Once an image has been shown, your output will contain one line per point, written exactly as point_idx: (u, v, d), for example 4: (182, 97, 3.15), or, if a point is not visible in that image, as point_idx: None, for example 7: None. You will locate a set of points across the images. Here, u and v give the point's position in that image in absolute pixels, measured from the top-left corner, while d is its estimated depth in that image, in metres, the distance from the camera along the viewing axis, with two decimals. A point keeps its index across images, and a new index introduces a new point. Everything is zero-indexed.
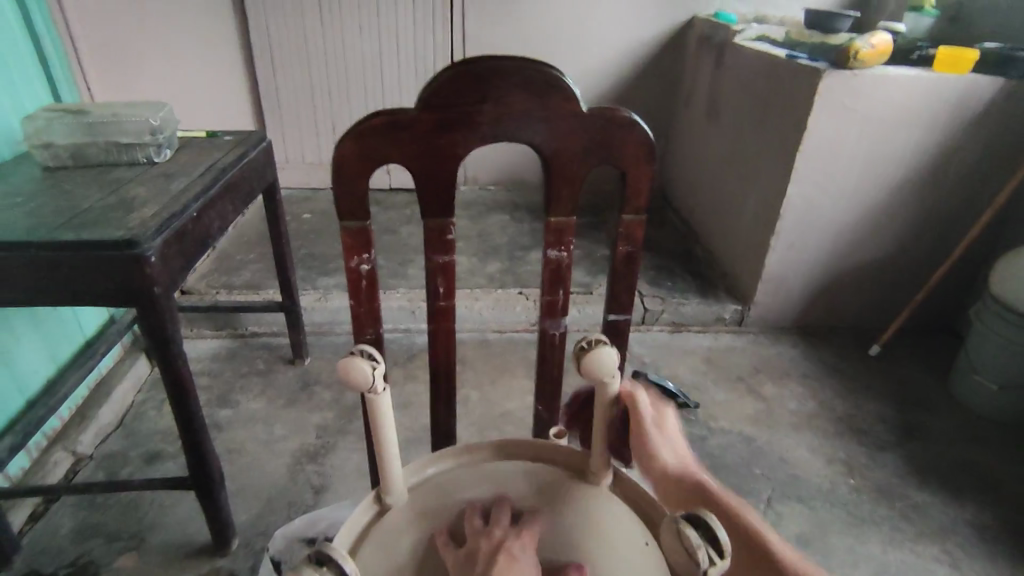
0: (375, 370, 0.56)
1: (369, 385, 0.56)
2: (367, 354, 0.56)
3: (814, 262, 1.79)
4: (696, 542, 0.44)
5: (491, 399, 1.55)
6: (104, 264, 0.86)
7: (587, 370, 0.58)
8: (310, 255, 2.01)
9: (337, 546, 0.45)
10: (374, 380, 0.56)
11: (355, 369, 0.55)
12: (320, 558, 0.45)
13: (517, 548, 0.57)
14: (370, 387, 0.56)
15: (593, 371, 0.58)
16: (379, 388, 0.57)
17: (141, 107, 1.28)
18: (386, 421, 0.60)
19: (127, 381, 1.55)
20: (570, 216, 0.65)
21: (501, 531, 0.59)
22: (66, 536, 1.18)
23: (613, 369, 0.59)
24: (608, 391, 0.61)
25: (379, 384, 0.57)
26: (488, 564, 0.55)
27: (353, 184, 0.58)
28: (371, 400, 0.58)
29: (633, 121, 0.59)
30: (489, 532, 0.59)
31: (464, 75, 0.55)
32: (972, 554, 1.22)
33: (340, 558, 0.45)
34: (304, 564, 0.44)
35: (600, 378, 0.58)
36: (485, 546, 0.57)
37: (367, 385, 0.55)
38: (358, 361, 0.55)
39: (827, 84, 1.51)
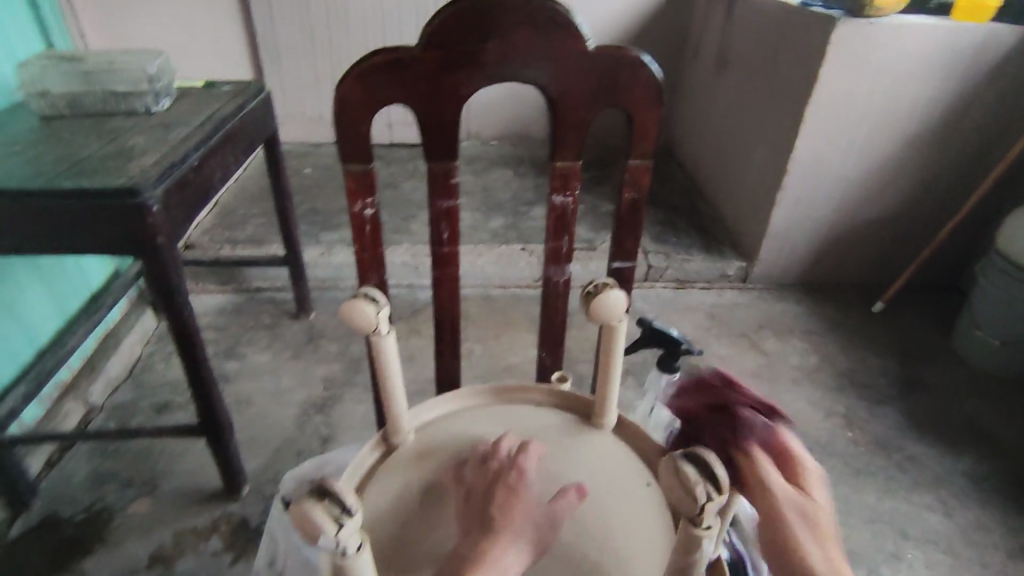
0: (379, 313, 0.56)
1: (374, 327, 0.56)
2: (371, 297, 0.56)
3: (820, 218, 1.78)
4: (698, 485, 0.43)
5: (495, 353, 1.57)
6: (105, 213, 0.85)
7: (595, 311, 0.58)
8: (312, 210, 2.00)
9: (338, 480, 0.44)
10: (378, 322, 0.56)
11: (358, 312, 0.55)
12: (322, 491, 0.44)
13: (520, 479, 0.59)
14: (374, 329, 0.57)
15: (600, 315, 0.58)
16: (384, 330, 0.58)
17: (137, 55, 1.25)
18: (390, 363, 0.61)
19: (134, 333, 1.57)
20: (576, 160, 0.64)
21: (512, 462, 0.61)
22: (81, 482, 1.22)
23: (621, 313, 0.59)
24: (616, 335, 0.62)
25: (384, 326, 0.57)
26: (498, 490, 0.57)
27: (356, 125, 0.57)
28: (375, 342, 0.59)
29: (642, 62, 0.58)
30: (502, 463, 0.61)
31: (467, 12, 0.54)
32: (966, 504, 1.25)
33: (341, 492, 0.44)
34: (307, 497, 0.44)
35: (607, 322, 0.59)
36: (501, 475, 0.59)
37: (371, 327, 0.56)
38: (360, 304, 0.55)
39: (840, 33, 1.47)
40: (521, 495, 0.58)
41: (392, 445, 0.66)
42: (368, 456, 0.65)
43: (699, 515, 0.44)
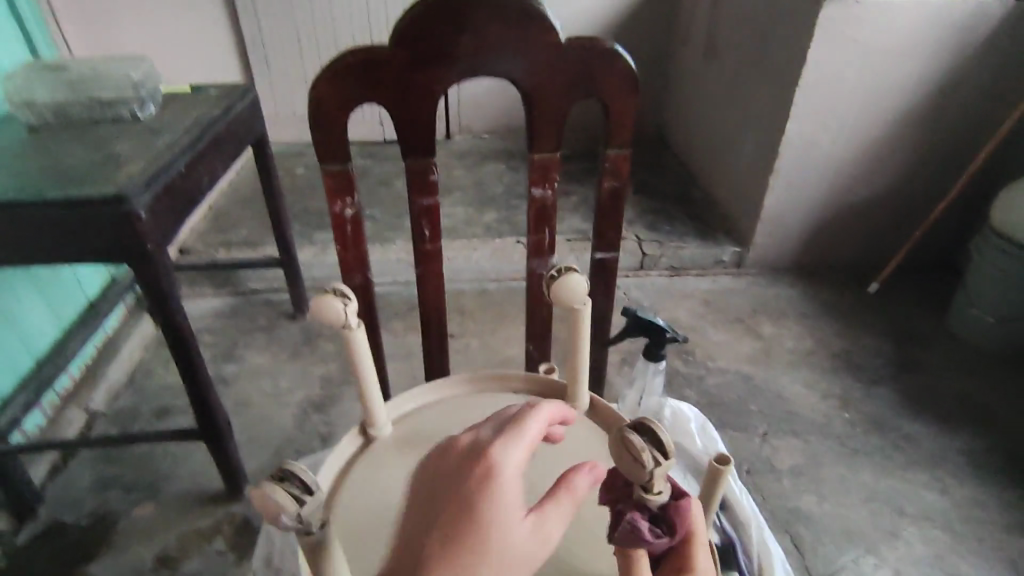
0: (347, 307, 0.56)
1: (343, 322, 0.56)
2: (339, 292, 0.56)
3: (812, 201, 1.78)
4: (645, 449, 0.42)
5: (492, 347, 1.58)
6: (95, 222, 0.86)
7: (559, 294, 0.57)
8: (306, 210, 2.01)
9: (302, 464, 0.43)
10: (347, 317, 0.56)
11: (325, 306, 0.55)
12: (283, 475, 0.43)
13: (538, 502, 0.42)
14: (344, 325, 0.56)
15: (564, 297, 0.57)
16: (353, 324, 0.57)
17: (123, 62, 1.25)
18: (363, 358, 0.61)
19: (133, 339, 1.58)
20: (554, 152, 0.64)
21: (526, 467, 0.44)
22: (85, 488, 1.23)
23: (585, 296, 0.58)
24: (582, 319, 0.62)
25: (353, 321, 0.57)
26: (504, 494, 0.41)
27: (333, 126, 0.58)
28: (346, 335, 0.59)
29: (614, 52, 0.58)
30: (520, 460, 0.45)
31: (436, 9, 0.54)
32: (962, 480, 1.26)
33: (305, 473, 0.43)
34: (267, 479, 0.42)
35: (571, 304, 0.58)
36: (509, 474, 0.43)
37: (340, 322, 0.56)
38: (328, 299, 0.55)
39: (826, 13, 1.46)
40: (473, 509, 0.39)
41: (371, 438, 0.67)
42: (347, 448, 0.66)
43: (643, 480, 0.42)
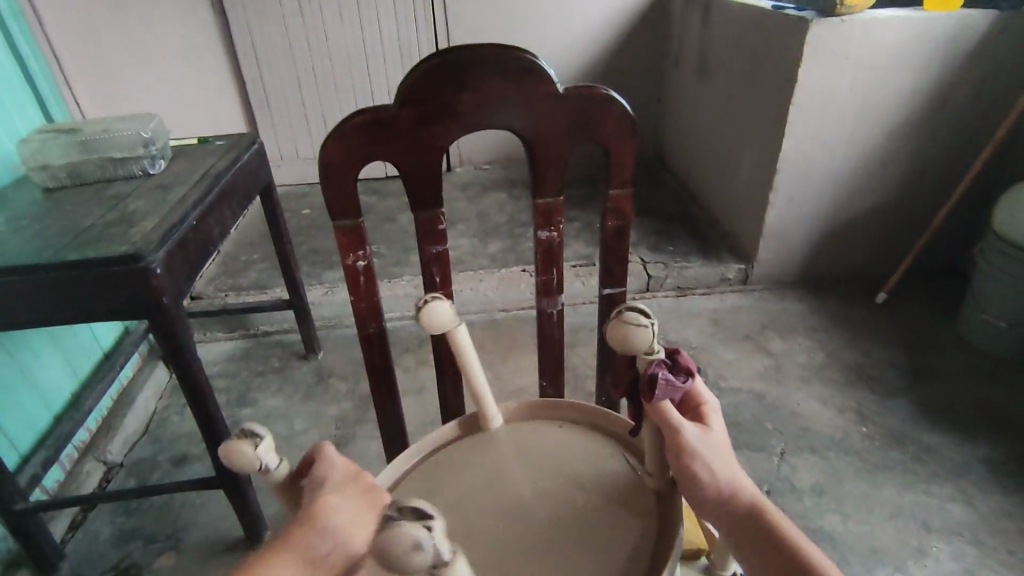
0: (258, 448, 0.50)
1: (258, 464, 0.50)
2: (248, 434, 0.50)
3: (813, 215, 1.79)
4: (639, 309, 0.51)
5: (504, 377, 1.58)
6: (112, 281, 0.88)
7: (424, 324, 0.59)
8: (313, 250, 2.04)
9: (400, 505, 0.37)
10: (260, 457, 0.50)
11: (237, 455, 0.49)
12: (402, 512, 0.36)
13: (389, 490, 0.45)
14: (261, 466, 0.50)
15: (429, 323, 0.58)
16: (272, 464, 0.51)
17: (132, 120, 1.28)
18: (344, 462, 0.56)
19: (147, 388, 1.60)
20: (558, 196, 0.66)
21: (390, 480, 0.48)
22: (106, 542, 1.23)
23: (450, 317, 0.59)
24: (459, 341, 0.63)
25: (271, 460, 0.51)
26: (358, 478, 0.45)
27: (342, 184, 0.60)
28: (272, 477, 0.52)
29: (611, 98, 0.60)
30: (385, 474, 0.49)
31: (439, 68, 0.56)
32: (987, 491, 1.24)
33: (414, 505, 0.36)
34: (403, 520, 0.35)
35: (439, 329, 0.59)
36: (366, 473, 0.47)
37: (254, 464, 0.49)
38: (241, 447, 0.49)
39: (815, 33, 1.49)
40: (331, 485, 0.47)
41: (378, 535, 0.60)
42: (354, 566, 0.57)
43: (651, 337, 0.51)
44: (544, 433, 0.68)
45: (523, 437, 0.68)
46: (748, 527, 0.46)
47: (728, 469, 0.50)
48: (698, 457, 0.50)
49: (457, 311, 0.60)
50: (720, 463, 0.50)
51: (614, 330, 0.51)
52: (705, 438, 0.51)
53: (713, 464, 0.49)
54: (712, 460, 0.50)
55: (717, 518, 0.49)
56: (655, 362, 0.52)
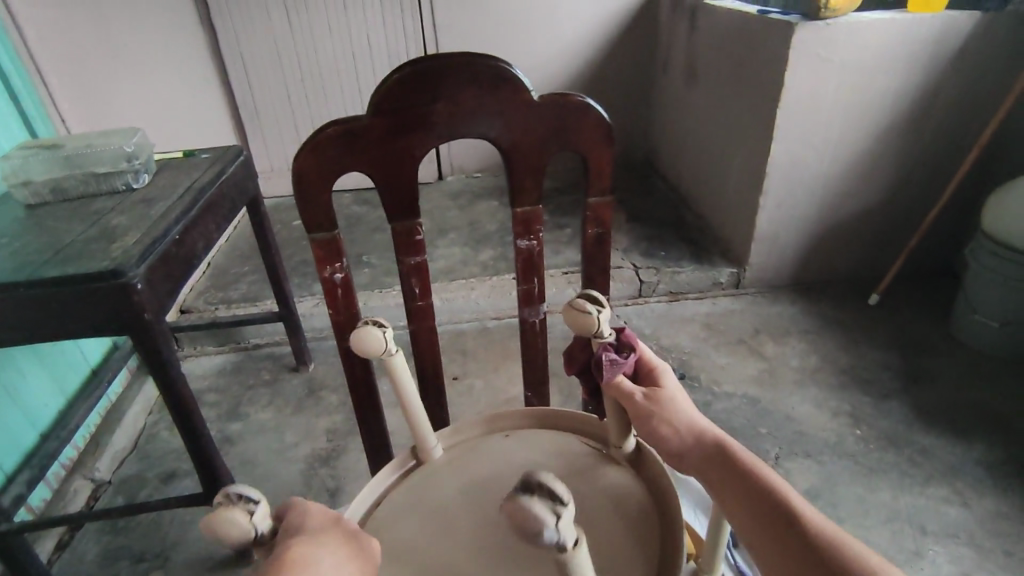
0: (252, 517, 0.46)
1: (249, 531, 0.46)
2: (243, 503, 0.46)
3: (804, 217, 1.79)
4: (587, 297, 0.55)
5: (496, 386, 1.57)
6: (92, 297, 0.87)
7: (359, 348, 0.56)
8: (303, 261, 2.03)
9: (541, 473, 0.38)
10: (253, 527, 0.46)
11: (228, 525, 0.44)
12: (528, 487, 0.38)
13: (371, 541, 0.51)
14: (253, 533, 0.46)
15: (363, 348, 0.57)
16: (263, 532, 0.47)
17: (116, 135, 1.28)
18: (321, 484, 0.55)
19: (136, 404, 1.58)
20: (537, 205, 0.65)
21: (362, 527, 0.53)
22: (92, 562, 1.21)
23: (385, 341, 0.57)
24: (395, 365, 0.61)
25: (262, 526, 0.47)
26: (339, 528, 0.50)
27: (317, 195, 0.59)
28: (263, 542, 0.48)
29: (587, 105, 0.59)
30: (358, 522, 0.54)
31: (412, 78, 0.56)
32: (983, 492, 1.23)
33: (546, 480, 0.38)
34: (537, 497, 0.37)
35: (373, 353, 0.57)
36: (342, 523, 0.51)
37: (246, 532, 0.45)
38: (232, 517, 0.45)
39: (800, 36, 1.50)
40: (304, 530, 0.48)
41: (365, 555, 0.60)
42: None
43: (605, 320, 0.55)
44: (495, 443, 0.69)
45: (478, 449, 0.69)
46: (714, 463, 0.55)
47: (686, 420, 0.57)
48: (656, 417, 0.57)
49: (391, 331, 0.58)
50: (678, 417, 0.57)
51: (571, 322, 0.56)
52: (658, 399, 0.58)
53: (672, 419, 0.57)
54: (669, 416, 0.57)
55: (687, 463, 0.56)
56: (602, 344, 0.57)
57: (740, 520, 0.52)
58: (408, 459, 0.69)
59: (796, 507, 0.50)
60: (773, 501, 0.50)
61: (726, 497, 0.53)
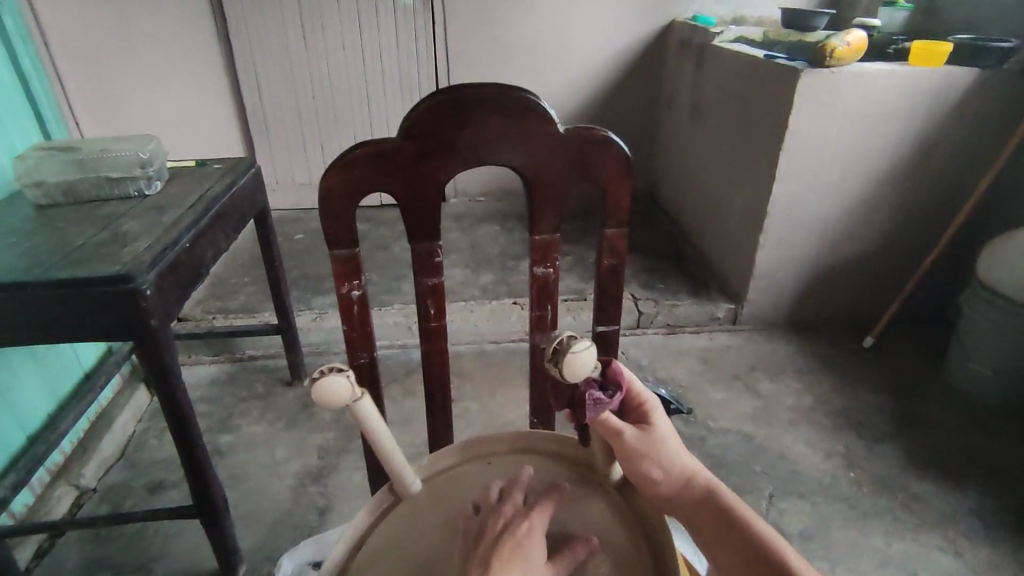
0: None
1: None
2: None
3: (802, 258, 1.82)
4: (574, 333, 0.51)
5: (491, 410, 1.56)
6: (100, 301, 0.87)
7: (321, 405, 0.50)
8: (303, 275, 2.03)
9: None
10: None
11: None
12: None
13: (523, 529, 0.55)
14: None
15: (328, 402, 0.50)
16: None
17: (131, 141, 1.29)
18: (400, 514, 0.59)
19: (126, 411, 1.56)
20: (555, 233, 0.66)
21: (512, 509, 0.58)
22: (71, 572, 1.19)
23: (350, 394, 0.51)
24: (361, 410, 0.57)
25: None
26: (491, 546, 0.53)
27: (342, 214, 0.60)
28: None
29: (609, 140, 0.61)
30: (502, 509, 0.58)
31: (443, 105, 0.57)
32: (974, 541, 1.24)
33: None
34: None
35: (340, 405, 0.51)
36: (493, 527, 0.56)
37: None
38: None
39: (804, 83, 1.54)
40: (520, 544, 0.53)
41: None
42: None
43: (591, 356, 0.51)
44: (475, 474, 0.69)
45: (459, 482, 0.69)
46: (704, 509, 0.57)
47: (677, 463, 0.59)
48: (648, 459, 0.58)
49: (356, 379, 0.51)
50: (669, 461, 0.58)
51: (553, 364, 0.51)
52: (647, 438, 0.58)
53: (663, 464, 0.58)
54: (661, 459, 0.58)
55: (677, 506, 0.59)
56: (587, 382, 0.54)
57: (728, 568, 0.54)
58: (383, 498, 0.68)
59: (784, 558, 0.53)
60: (762, 552, 0.53)
61: (716, 544, 0.55)
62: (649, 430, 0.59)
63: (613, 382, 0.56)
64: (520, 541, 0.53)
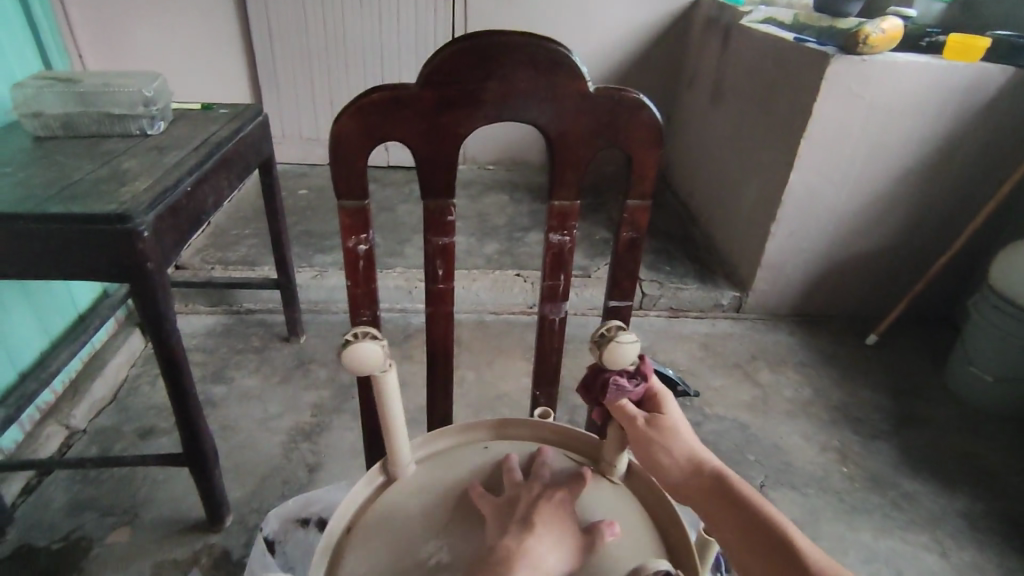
0: None
1: None
2: None
3: (813, 250, 1.79)
4: (621, 326, 0.57)
5: (488, 380, 1.55)
6: (95, 239, 0.84)
7: (349, 364, 0.56)
8: (305, 232, 2.00)
9: None
10: None
11: None
12: None
13: (556, 498, 0.61)
14: None
15: (356, 364, 0.56)
16: None
17: (135, 78, 1.24)
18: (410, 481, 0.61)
19: (120, 355, 1.54)
20: (575, 200, 0.63)
21: (539, 486, 0.62)
22: (59, 510, 1.18)
23: (379, 361, 0.57)
24: (386, 383, 0.61)
25: None
26: (527, 512, 0.59)
27: (353, 162, 0.57)
28: None
29: (641, 104, 0.57)
30: (528, 484, 0.63)
31: (468, 52, 0.53)
32: (962, 543, 1.23)
33: None
34: None
35: (366, 370, 0.57)
36: (525, 496, 0.61)
37: None
38: None
39: (834, 69, 1.49)
40: (537, 525, 0.57)
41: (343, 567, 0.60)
42: None
43: (635, 349, 0.57)
44: (473, 457, 0.69)
45: (457, 458, 0.69)
46: (713, 493, 0.55)
47: (687, 447, 0.57)
48: (660, 443, 0.57)
49: (390, 353, 0.59)
50: (678, 446, 0.57)
51: (599, 347, 0.58)
52: (659, 425, 0.58)
53: (672, 449, 0.57)
54: (672, 443, 0.57)
55: (685, 493, 0.56)
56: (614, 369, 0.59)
57: (738, 549, 0.53)
58: (377, 475, 0.67)
59: (790, 537, 0.52)
60: (770, 530, 0.52)
61: (728, 528, 0.54)
62: (661, 417, 0.59)
63: (639, 370, 0.60)
64: (553, 511, 0.59)
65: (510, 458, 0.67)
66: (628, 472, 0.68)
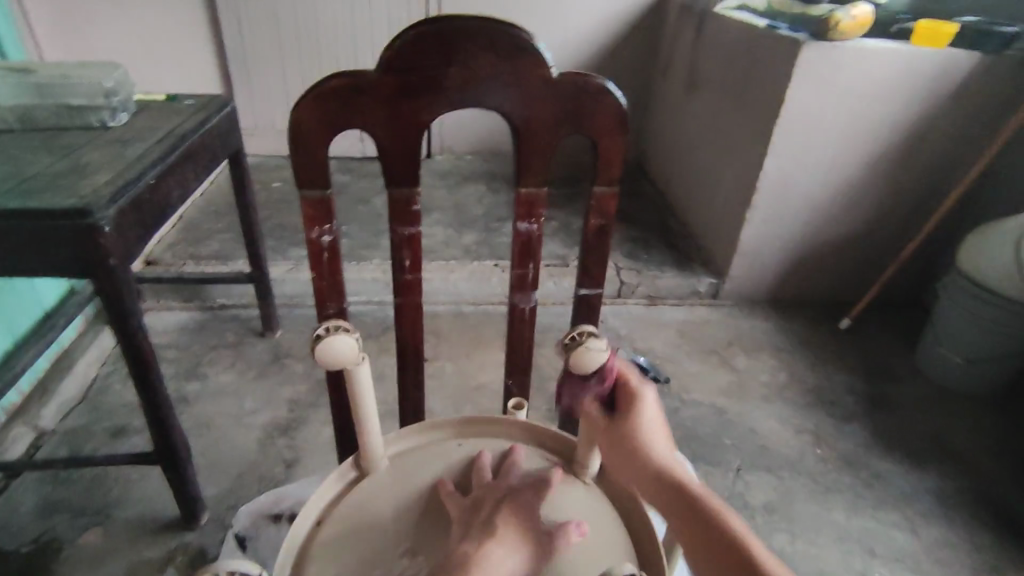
0: None
1: None
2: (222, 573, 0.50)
3: (788, 237, 1.80)
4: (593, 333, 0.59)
5: (466, 372, 1.55)
6: (54, 235, 0.81)
7: (323, 359, 0.56)
8: (279, 225, 1.96)
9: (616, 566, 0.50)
10: None
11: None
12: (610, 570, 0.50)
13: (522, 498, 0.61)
14: None
15: (328, 359, 0.55)
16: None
17: (95, 68, 1.20)
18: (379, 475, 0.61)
19: (89, 354, 1.51)
20: (541, 187, 0.63)
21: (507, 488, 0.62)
22: (28, 513, 1.15)
23: (348, 357, 0.56)
24: (358, 380, 0.60)
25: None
26: (491, 515, 0.58)
27: (312, 150, 0.56)
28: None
29: (606, 90, 0.57)
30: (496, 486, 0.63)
31: (429, 37, 0.53)
32: (931, 520, 1.27)
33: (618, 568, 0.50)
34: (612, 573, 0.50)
35: (337, 365, 0.56)
36: (491, 498, 0.61)
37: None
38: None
39: (806, 55, 1.49)
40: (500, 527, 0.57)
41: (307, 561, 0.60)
42: None
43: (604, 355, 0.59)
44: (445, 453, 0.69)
45: (430, 454, 0.69)
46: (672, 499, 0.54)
47: (646, 452, 0.56)
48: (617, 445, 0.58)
49: (364, 347, 0.58)
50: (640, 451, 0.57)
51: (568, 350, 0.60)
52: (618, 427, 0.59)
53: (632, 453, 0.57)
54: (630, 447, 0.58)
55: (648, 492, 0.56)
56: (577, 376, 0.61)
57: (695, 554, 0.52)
58: (349, 468, 0.67)
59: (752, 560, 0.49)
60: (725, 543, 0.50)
61: (686, 535, 0.52)
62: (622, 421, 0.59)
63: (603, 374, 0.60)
64: (518, 510, 0.59)
65: (482, 457, 0.67)
66: (600, 473, 0.68)
